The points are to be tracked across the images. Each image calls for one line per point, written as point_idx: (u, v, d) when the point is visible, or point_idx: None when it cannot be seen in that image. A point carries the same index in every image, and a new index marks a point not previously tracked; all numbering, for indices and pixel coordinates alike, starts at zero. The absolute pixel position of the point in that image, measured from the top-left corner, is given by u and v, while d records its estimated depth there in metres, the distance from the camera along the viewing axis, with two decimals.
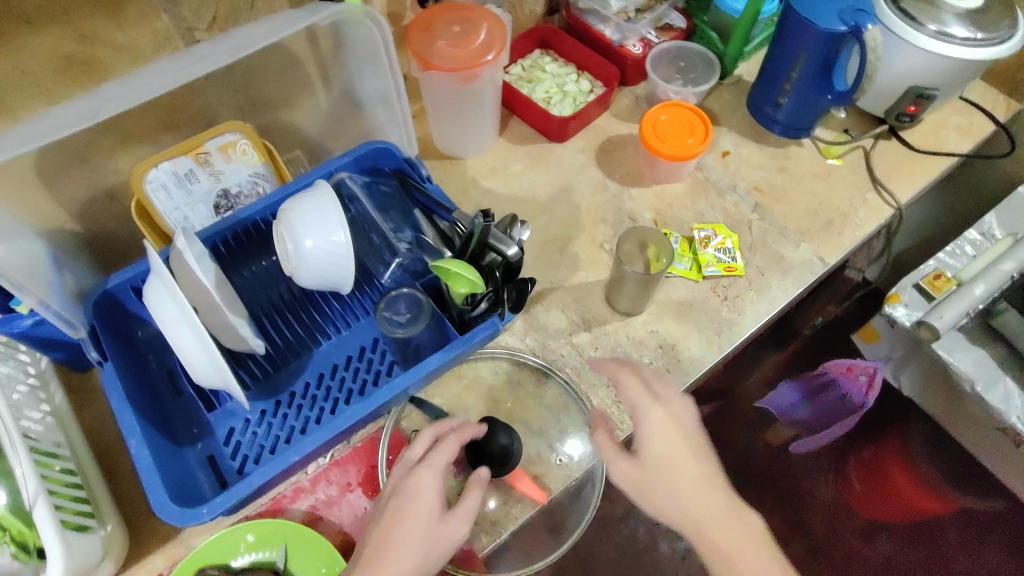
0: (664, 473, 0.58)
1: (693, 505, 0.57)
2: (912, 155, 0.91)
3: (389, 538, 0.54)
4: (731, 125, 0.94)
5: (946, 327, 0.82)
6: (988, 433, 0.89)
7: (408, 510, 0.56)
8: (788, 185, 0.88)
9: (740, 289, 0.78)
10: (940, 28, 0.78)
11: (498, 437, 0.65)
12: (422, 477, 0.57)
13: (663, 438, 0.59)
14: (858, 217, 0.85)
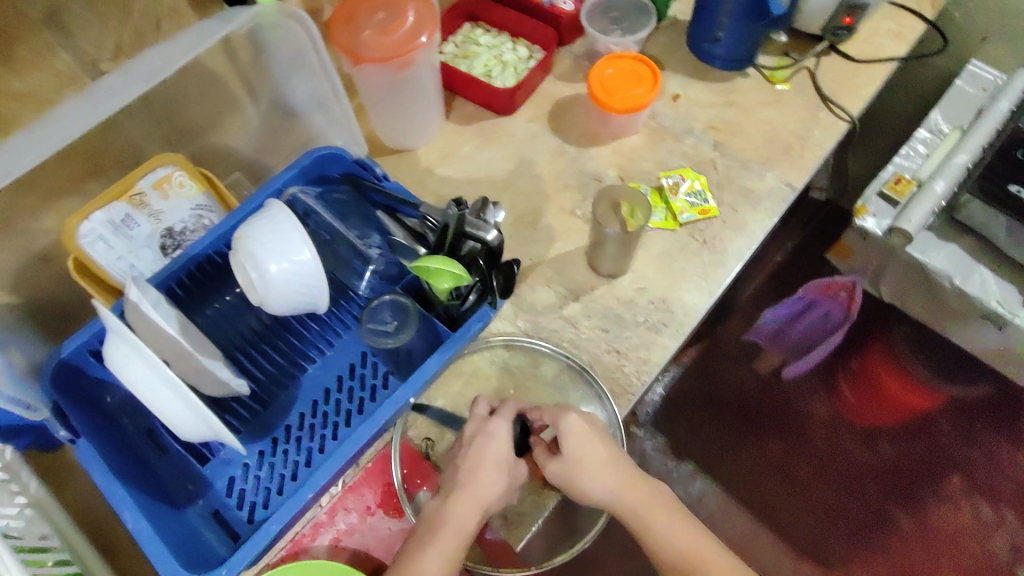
0: (580, 463, 0.59)
1: (608, 487, 0.59)
2: (854, 66, 0.91)
3: (476, 471, 0.58)
4: (675, 68, 0.93)
5: (916, 228, 0.84)
6: (972, 324, 0.90)
7: (493, 446, 0.59)
8: (742, 118, 0.87)
9: (716, 230, 0.77)
10: None
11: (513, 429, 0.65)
12: (497, 421, 0.60)
13: (581, 440, 0.60)
14: (815, 136, 0.85)
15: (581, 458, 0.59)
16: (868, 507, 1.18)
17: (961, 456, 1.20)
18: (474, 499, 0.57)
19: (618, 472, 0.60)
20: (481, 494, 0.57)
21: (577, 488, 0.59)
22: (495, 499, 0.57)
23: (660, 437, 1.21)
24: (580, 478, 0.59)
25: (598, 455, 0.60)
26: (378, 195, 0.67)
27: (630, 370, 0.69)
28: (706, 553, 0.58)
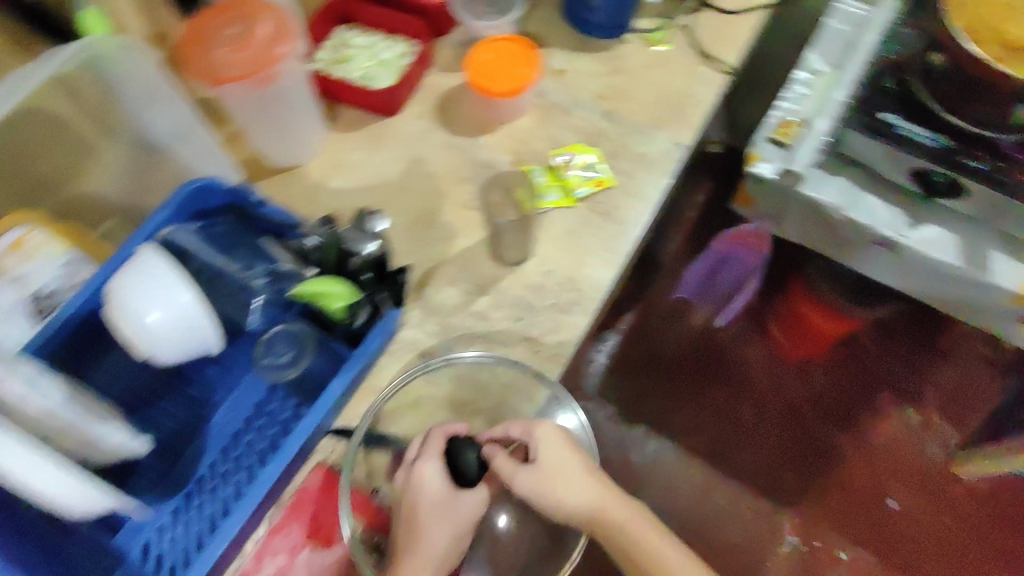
0: (556, 472, 0.61)
1: (587, 501, 0.61)
2: (728, 18, 0.92)
3: (417, 529, 0.59)
4: (556, 41, 0.91)
5: (805, 164, 0.88)
6: (869, 252, 0.92)
7: (425, 498, 0.60)
8: (630, 82, 0.86)
9: (615, 201, 0.77)
10: None
11: (466, 453, 0.61)
12: (424, 466, 0.61)
13: (555, 448, 0.62)
14: (697, 93, 0.86)
15: (554, 467, 0.61)
16: (811, 438, 1.24)
17: (888, 373, 1.27)
18: (419, 561, 0.58)
19: (595, 481, 0.62)
20: (426, 554, 0.58)
21: (549, 496, 0.61)
22: (442, 552, 0.59)
23: (608, 405, 1.23)
24: (555, 488, 0.61)
25: (573, 464, 0.62)
26: (264, 222, 0.66)
27: (545, 354, 0.69)
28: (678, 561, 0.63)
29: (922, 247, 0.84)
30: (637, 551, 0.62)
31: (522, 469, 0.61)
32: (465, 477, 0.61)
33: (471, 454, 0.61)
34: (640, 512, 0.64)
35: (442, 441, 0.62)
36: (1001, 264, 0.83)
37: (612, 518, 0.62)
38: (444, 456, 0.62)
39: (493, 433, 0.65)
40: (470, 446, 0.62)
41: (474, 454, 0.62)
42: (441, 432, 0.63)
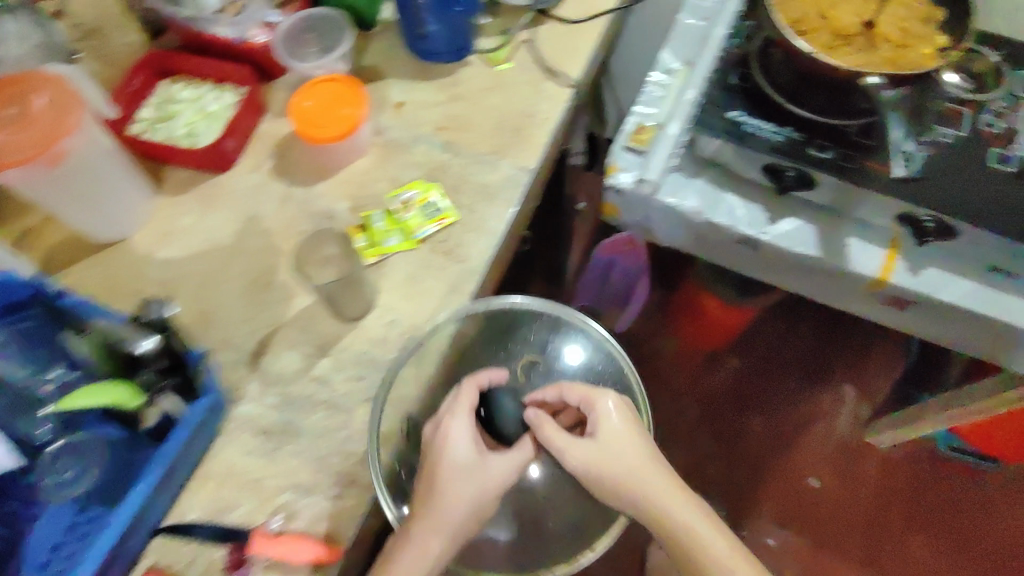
0: (613, 451, 0.62)
1: (646, 487, 0.61)
2: (571, 28, 0.90)
3: (438, 490, 0.59)
4: (394, 72, 0.88)
5: (655, 174, 0.86)
6: (734, 251, 0.90)
7: (449, 456, 0.61)
8: (469, 110, 0.84)
9: (457, 237, 0.75)
10: None
11: (499, 402, 0.64)
12: (455, 421, 0.62)
13: (617, 427, 0.63)
14: (542, 111, 0.84)
15: (611, 443, 0.62)
16: (726, 422, 1.31)
17: (791, 351, 1.35)
18: (434, 525, 0.58)
19: (668, 482, 0.62)
20: (444, 516, 0.58)
21: (603, 479, 0.61)
22: (460, 517, 0.58)
23: None
24: (610, 471, 0.61)
25: (630, 450, 0.62)
26: (73, 316, 0.60)
27: (388, 414, 0.66)
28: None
29: (779, 239, 0.83)
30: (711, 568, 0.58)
31: (575, 440, 0.63)
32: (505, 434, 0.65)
33: (506, 401, 0.66)
34: (722, 530, 0.60)
35: (475, 393, 0.64)
36: (860, 252, 0.82)
37: (688, 526, 0.60)
38: (474, 408, 0.64)
39: (544, 394, 0.68)
40: (507, 395, 0.66)
41: (507, 406, 0.64)
42: (472, 383, 0.65)
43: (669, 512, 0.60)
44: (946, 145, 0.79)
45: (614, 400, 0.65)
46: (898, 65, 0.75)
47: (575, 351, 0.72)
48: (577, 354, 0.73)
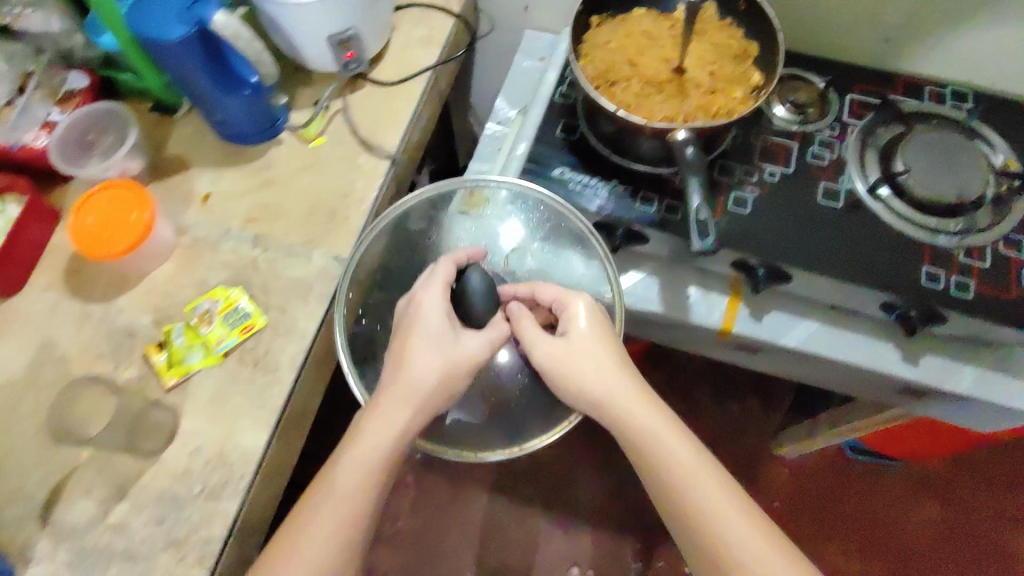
0: (581, 358, 0.61)
1: (613, 398, 0.60)
2: (387, 92, 0.86)
3: (407, 361, 0.60)
4: (201, 160, 0.82)
5: None
6: None
7: (422, 327, 0.61)
8: (282, 197, 0.79)
9: (267, 344, 0.70)
10: None
11: (470, 278, 0.63)
12: (427, 294, 0.63)
13: (593, 330, 0.62)
14: (358, 190, 0.79)
15: (583, 346, 0.62)
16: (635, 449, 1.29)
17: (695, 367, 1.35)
18: (405, 393, 0.59)
19: (630, 383, 0.61)
20: (412, 388, 0.59)
21: (570, 375, 0.60)
22: (427, 387, 0.60)
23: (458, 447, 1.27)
24: (577, 376, 0.60)
25: (601, 362, 0.61)
26: None
27: (192, 559, 0.61)
28: (701, 491, 0.56)
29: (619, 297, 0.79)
30: (661, 465, 0.58)
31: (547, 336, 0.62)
32: (467, 312, 0.63)
33: (474, 276, 0.63)
34: (678, 433, 0.59)
35: (451, 268, 0.64)
36: (702, 301, 0.79)
37: (645, 429, 0.59)
38: (447, 280, 0.63)
39: (516, 290, 0.67)
40: (476, 271, 0.64)
41: (478, 280, 0.63)
42: (448, 259, 0.65)
43: (627, 413, 0.60)
44: (772, 184, 0.77)
45: (587, 306, 0.64)
46: (710, 111, 0.73)
47: (507, 236, 0.71)
48: (515, 233, 0.72)
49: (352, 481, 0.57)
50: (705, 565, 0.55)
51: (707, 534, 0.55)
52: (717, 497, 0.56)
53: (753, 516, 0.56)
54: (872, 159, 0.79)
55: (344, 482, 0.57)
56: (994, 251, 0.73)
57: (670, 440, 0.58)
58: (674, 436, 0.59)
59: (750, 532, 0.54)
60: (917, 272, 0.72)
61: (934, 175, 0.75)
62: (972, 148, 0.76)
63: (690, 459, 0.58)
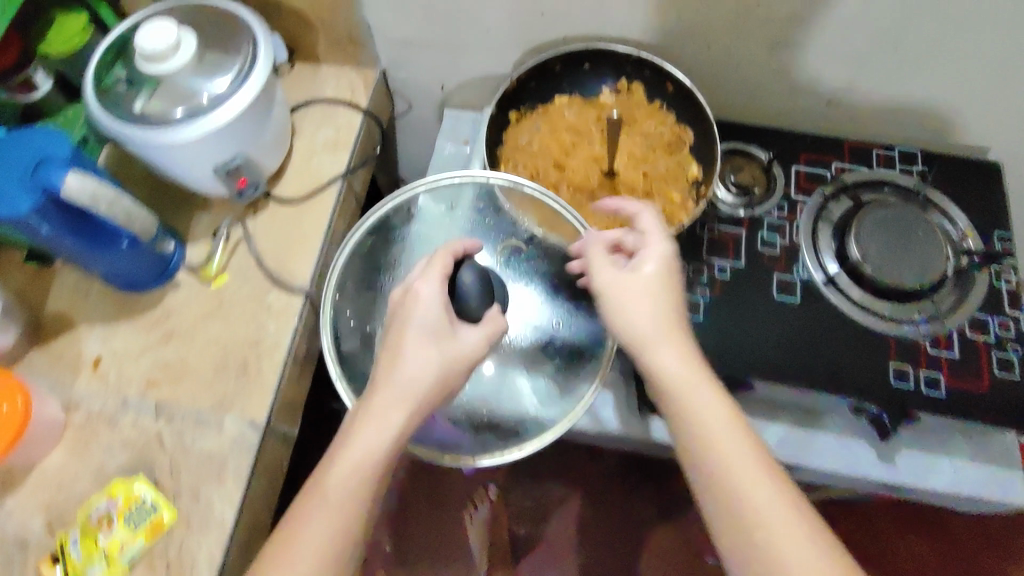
0: (643, 293, 0.53)
1: (658, 333, 0.51)
2: (294, 211, 0.77)
3: (402, 355, 0.54)
4: (88, 316, 0.72)
5: None
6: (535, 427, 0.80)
7: (418, 320, 0.55)
8: (185, 353, 0.70)
9: (180, 540, 0.62)
10: (188, 108, 0.63)
11: (461, 278, 0.58)
12: (422, 284, 0.56)
13: (670, 270, 0.54)
14: (271, 335, 0.70)
15: (658, 277, 0.54)
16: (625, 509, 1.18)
17: None
18: (398, 393, 0.53)
19: (671, 329, 0.52)
20: (406, 387, 0.53)
21: (621, 308, 0.53)
22: (423, 387, 0.53)
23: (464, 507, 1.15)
24: (638, 312, 0.52)
25: (670, 304, 0.53)
26: None
27: None
28: (730, 455, 0.47)
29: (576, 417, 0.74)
30: (690, 423, 0.49)
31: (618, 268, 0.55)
32: (458, 312, 0.57)
33: (466, 273, 0.57)
34: (713, 390, 0.50)
35: (449, 258, 0.58)
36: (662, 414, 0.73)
37: (675, 381, 0.50)
38: (445, 271, 0.57)
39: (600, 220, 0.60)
40: (470, 269, 0.58)
41: (467, 276, 0.58)
42: (445, 250, 0.58)
43: (656, 365, 0.51)
44: (723, 283, 0.72)
45: (671, 248, 0.55)
46: None
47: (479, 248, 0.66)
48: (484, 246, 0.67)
49: (344, 489, 0.50)
50: (727, 542, 0.46)
51: (730, 504, 0.46)
52: (751, 465, 0.47)
53: (786, 491, 0.46)
54: (825, 243, 0.73)
55: (337, 487, 0.50)
56: (961, 336, 0.69)
57: (700, 395, 0.49)
58: (704, 392, 0.49)
59: (780, 511, 0.45)
60: (884, 369, 0.67)
61: (892, 258, 0.70)
62: (928, 223, 0.71)
63: (721, 418, 0.48)
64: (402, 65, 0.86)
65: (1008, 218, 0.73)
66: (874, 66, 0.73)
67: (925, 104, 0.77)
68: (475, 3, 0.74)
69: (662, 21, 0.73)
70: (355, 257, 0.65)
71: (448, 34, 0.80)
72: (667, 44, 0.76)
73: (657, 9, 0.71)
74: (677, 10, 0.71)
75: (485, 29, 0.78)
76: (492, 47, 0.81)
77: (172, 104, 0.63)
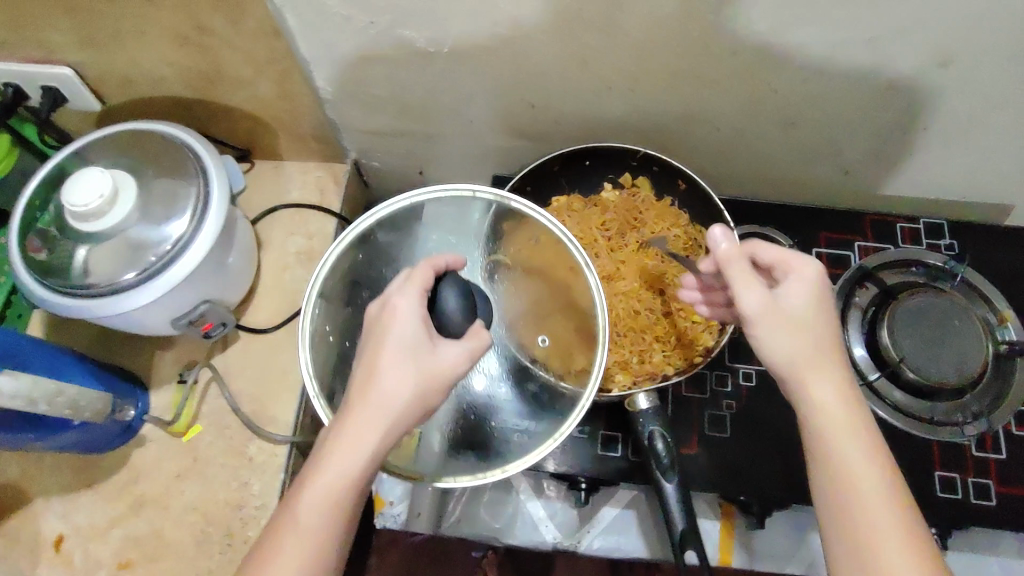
0: (792, 319, 0.46)
1: (807, 365, 0.45)
2: (270, 340, 0.69)
3: (374, 373, 0.44)
4: (43, 485, 0.64)
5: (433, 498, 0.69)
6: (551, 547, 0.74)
7: (392, 341, 0.44)
8: (159, 522, 0.62)
9: None
10: (142, 269, 0.55)
11: (444, 295, 0.46)
12: (398, 298, 0.45)
13: (820, 302, 0.46)
14: (255, 494, 0.63)
15: (801, 307, 0.46)
16: None
17: None
18: (368, 413, 0.43)
19: (818, 363, 0.45)
20: (379, 408, 0.44)
21: (766, 336, 0.46)
22: (400, 410, 0.44)
23: None
24: (787, 346, 0.45)
25: (822, 338, 0.46)
26: None
27: None
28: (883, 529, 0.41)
29: (599, 539, 0.68)
30: (841, 482, 0.43)
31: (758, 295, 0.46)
32: (439, 331, 0.45)
33: (447, 292, 0.45)
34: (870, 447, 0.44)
35: (430, 273, 0.46)
36: None
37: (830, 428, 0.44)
38: (426, 285, 0.46)
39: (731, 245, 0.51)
40: (452, 282, 0.46)
41: (451, 297, 0.46)
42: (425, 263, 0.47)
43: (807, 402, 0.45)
44: (749, 391, 0.66)
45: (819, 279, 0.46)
46: (666, 341, 0.61)
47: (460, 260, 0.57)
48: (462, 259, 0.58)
49: (318, 508, 0.42)
50: None
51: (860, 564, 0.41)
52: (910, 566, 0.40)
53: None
54: (855, 337, 0.68)
55: (311, 504, 0.42)
56: (1007, 433, 0.65)
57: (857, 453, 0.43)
58: (861, 451, 0.43)
59: None
60: (930, 480, 0.64)
61: (939, 355, 0.63)
62: (967, 313, 0.65)
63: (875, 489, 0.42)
64: (374, 154, 0.79)
65: None
66: (893, 139, 0.68)
67: (941, 173, 0.73)
68: (455, 97, 0.67)
69: (662, 108, 0.66)
70: (338, 271, 0.54)
71: (426, 126, 0.73)
72: (665, 126, 0.70)
73: (657, 96, 0.65)
74: (679, 97, 0.64)
75: (465, 120, 0.71)
76: (473, 135, 0.74)
77: (125, 262, 0.55)
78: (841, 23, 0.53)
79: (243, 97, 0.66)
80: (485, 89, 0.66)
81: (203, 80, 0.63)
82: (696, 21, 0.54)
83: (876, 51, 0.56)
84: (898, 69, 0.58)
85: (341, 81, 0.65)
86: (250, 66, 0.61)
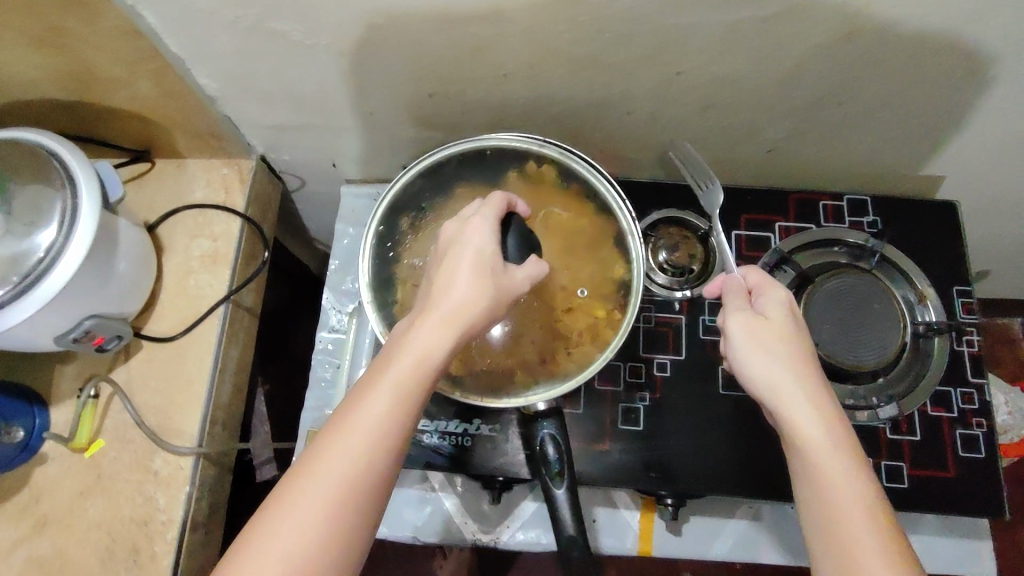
0: (766, 336, 0.48)
1: (779, 379, 0.47)
2: (174, 350, 0.67)
3: (451, 278, 0.44)
4: None
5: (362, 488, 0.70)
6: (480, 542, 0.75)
7: (470, 251, 0.45)
8: (62, 542, 0.61)
9: None
10: (12, 285, 0.52)
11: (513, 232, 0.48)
12: (477, 219, 0.47)
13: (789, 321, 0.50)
14: (162, 509, 0.62)
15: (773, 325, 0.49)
16: None
17: None
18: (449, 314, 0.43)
19: (802, 375, 0.47)
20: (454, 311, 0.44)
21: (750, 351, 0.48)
22: (474, 318, 0.44)
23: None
24: (771, 362, 0.47)
25: (794, 353, 0.48)
26: None
27: None
28: (869, 544, 0.40)
29: (521, 532, 0.68)
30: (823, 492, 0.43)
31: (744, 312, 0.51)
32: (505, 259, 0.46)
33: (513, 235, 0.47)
34: (857, 472, 0.43)
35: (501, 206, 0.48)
36: (610, 528, 0.68)
37: (812, 455, 0.44)
38: (500, 215, 0.48)
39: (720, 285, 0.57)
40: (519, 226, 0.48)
41: (514, 240, 0.47)
42: (500, 195, 0.49)
43: (793, 423, 0.45)
44: (664, 382, 0.65)
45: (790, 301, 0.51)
46: None
47: None
48: None
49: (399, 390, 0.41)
50: None
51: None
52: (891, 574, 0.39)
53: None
54: None
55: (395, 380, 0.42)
56: (922, 415, 0.64)
57: (844, 478, 0.43)
58: (849, 477, 0.43)
59: None
60: None
61: (853, 338, 0.62)
62: (884, 292, 0.64)
63: (861, 512, 0.42)
64: (281, 149, 0.75)
65: (966, 272, 0.69)
66: (813, 116, 0.65)
67: (865, 148, 0.70)
68: (351, 89, 0.64)
69: (569, 93, 0.63)
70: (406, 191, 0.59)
71: (326, 119, 0.69)
72: (576, 111, 0.66)
73: (562, 81, 0.61)
74: (583, 81, 0.61)
75: (367, 111, 0.68)
76: (378, 125, 0.70)
77: None
78: (737, 6, 0.50)
79: (123, 97, 0.62)
80: (380, 80, 0.62)
81: (76, 83, 0.59)
82: (581, 6, 0.50)
83: (780, 30, 0.53)
84: (807, 48, 0.55)
85: (226, 77, 0.62)
86: (121, 67, 0.57)
